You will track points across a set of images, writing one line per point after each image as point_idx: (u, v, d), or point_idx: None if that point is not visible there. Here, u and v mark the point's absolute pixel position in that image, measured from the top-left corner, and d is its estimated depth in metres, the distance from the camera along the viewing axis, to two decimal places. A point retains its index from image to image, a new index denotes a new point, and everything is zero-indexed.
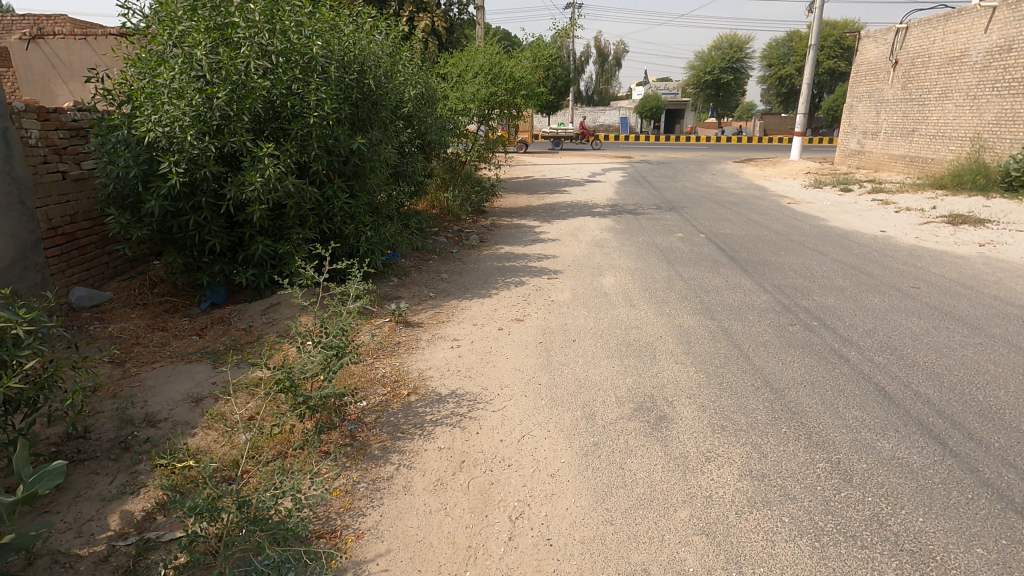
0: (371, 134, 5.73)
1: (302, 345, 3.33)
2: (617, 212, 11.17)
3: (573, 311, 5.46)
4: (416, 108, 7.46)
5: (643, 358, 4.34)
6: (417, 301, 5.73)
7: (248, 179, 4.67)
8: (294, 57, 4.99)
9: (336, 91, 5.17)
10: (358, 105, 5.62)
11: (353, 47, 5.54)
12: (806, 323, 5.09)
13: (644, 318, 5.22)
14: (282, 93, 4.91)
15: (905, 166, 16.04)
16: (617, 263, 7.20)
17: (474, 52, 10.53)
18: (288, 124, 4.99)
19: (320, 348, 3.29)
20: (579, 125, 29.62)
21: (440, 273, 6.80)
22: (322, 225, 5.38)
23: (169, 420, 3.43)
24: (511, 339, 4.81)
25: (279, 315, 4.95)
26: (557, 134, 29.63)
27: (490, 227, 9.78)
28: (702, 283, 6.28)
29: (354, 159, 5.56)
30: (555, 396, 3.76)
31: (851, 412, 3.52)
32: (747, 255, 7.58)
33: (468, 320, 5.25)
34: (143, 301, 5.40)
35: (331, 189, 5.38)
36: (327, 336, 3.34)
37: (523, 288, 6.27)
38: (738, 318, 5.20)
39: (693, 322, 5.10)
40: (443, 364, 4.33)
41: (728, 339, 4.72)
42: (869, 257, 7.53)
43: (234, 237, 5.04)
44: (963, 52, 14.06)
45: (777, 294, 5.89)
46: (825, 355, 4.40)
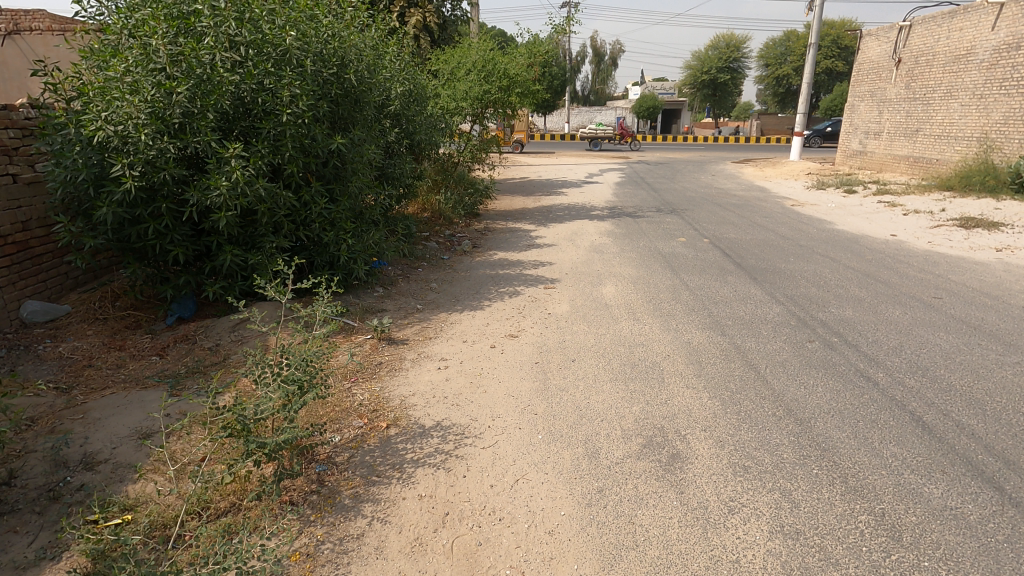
0: (353, 134, 5.29)
1: (260, 377, 2.85)
2: (616, 215, 10.77)
3: (572, 326, 5.03)
4: (404, 106, 7.02)
5: (650, 383, 3.92)
6: (403, 315, 5.30)
7: (213, 183, 4.22)
8: (265, 49, 4.56)
9: (312, 86, 4.73)
10: (338, 103, 5.19)
11: (332, 39, 5.10)
12: (826, 339, 4.68)
13: (649, 334, 4.80)
14: (252, 88, 4.47)
15: (909, 167, 15.70)
16: (618, 271, 6.77)
17: (467, 49, 10.09)
18: (259, 122, 4.54)
19: (280, 382, 2.78)
20: (621, 128, 29.17)
21: (429, 282, 6.36)
22: (299, 232, 4.94)
23: (111, 461, 2.99)
24: (504, 358, 4.38)
25: (250, 333, 4.51)
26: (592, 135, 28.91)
27: (484, 231, 9.33)
28: (710, 294, 5.87)
29: (334, 161, 5.12)
30: (553, 430, 3.34)
31: (889, 449, 3.09)
32: (755, 261, 7.17)
33: (457, 337, 4.81)
34: (103, 315, 4.94)
35: (309, 193, 4.94)
36: (288, 367, 2.86)
37: (517, 299, 5.84)
38: (751, 334, 4.79)
39: (702, 339, 4.69)
40: (429, 390, 3.89)
41: (742, 358, 4.30)
42: (884, 263, 7.13)
43: (201, 246, 4.58)
44: (969, 50, 13.74)
45: (791, 306, 5.49)
46: (850, 377, 3.99)
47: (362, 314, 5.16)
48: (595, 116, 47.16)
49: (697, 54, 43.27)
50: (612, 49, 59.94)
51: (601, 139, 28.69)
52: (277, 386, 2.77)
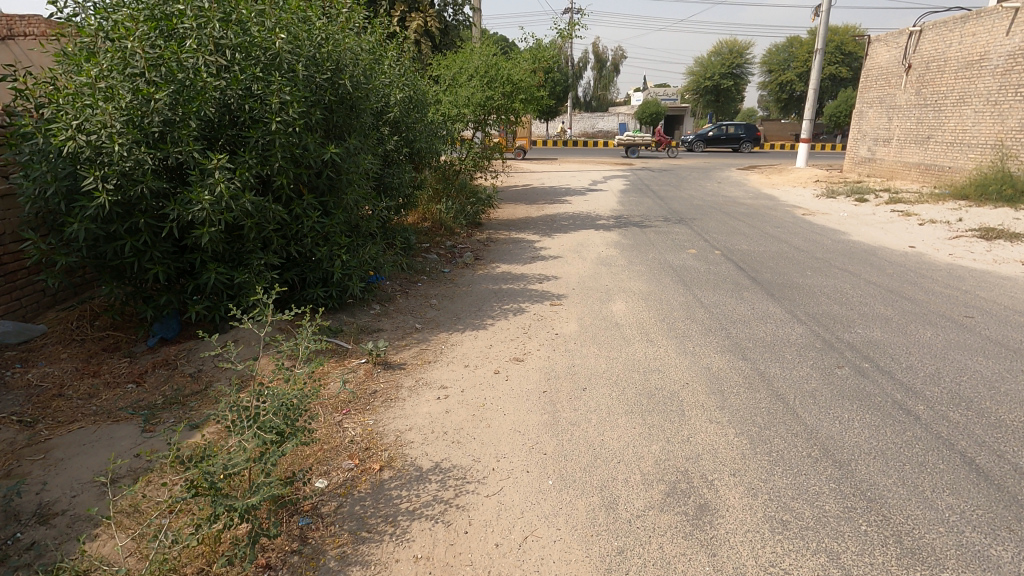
0: (349, 143, 4.98)
1: (233, 423, 2.52)
2: (622, 224, 10.46)
3: (582, 348, 4.69)
4: (403, 113, 6.71)
5: (669, 416, 3.58)
6: (401, 335, 4.97)
7: (195, 197, 3.90)
8: (254, 53, 4.27)
9: (304, 93, 4.43)
10: (334, 110, 4.88)
11: (326, 42, 4.81)
12: (856, 364, 4.33)
13: (665, 358, 4.46)
14: (239, 94, 4.17)
15: (920, 175, 15.39)
16: (627, 286, 6.44)
17: (469, 54, 9.80)
18: (246, 131, 4.23)
19: (255, 430, 2.47)
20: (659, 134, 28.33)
21: (429, 298, 6.03)
22: (289, 248, 4.63)
23: (68, 512, 2.65)
24: (509, 386, 4.05)
25: (236, 357, 4.19)
26: (631, 142, 28.45)
27: (487, 242, 9.00)
28: (726, 312, 5.54)
29: (328, 172, 4.81)
30: (564, 474, 3.00)
31: (944, 499, 2.75)
32: (771, 276, 6.83)
33: (458, 361, 4.48)
34: (80, 336, 4.61)
35: (300, 206, 4.63)
36: (265, 412, 2.53)
37: (522, 317, 5.51)
38: (775, 359, 4.45)
39: (722, 364, 4.34)
40: (428, 423, 3.55)
41: (767, 387, 3.96)
42: (906, 278, 6.79)
43: (183, 264, 4.26)
44: (983, 55, 13.44)
45: (814, 326, 5.15)
46: (888, 409, 3.64)
47: (356, 335, 4.83)
48: (598, 122, 46.93)
49: (700, 60, 43.09)
50: (614, 56, 59.84)
51: (637, 146, 28.23)
52: (253, 433, 2.46)
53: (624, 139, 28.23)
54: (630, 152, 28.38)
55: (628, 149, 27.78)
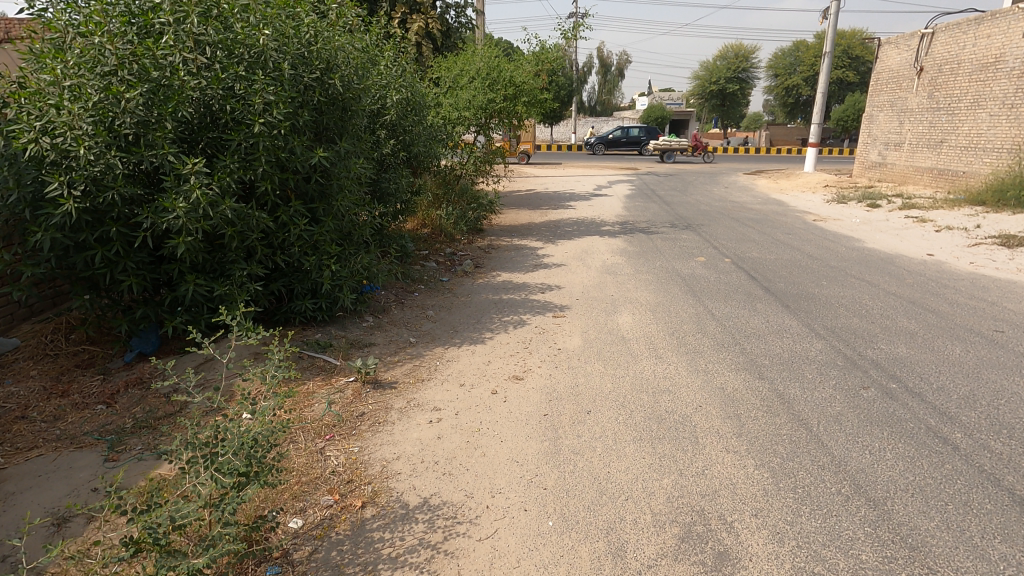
0: (341, 147, 4.70)
1: (188, 463, 2.22)
2: (628, 230, 10.16)
3: (586, 366, 4.37)
4: (400, 115, 6.44)
5: (682, 445, 3.27)
6: (393, 351, 4.67)
7: (169, 204, 3.63)
8: (237, 51, 4.02)
9: (290, 93, 4.17)
10: (324, 111, 4.61)
11: (317, 40, 4.54)
12: (882, 385, 4.01)
13: (675, 377, 4.15)
14: (220, 94, 3.91)
15: (933, 180, 15.02)
16: (633, 297, 6.12)
17: (470, 56, 9.55)
18: (227, 134, 3.97)
19: (212, 472, 2.17)
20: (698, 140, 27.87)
21: (426, 309, 5.75)
22: (275, 258, 4.36)
23: (9, 559, 2.38)
24: (507, 409, 3.74)
25: (215, 375, 3.91)
26: (669, 147, 28.33)
27: (488, 249, 8.72)
28: (739, 325, 5.22)
29: (317, 177, 4.53)
30: (566, 514, 2.69)
31: (997, 549, 2.43)
32: (785, 286, 6.50)
33: (453, 379, 4.18)
34: (53, 351, 4.34)
35: (287, 214, 4.36)
36: (224, 451, 2.24)
37: (523, 330, 5.21)
38: (794, 378, 4.13)
39: (738, 385, 4.02)
40: (418, 452, 3.25)
41: (788, 411, 3.63)
42: (928, 288, 6.45)
43: (160, 275, 3.99)
44: (998, 57, 13.10)
45: (834, 342, 4.82)
46: (922, 438, 3.32)
47: (346, 350, 4.54)
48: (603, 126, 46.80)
49: (706, 64, 42.83)
50: (618, 60, 59.66)
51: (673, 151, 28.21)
52: (209, 477, 2.16)
53: (662, 145, 28.05)
54: (665, 156, 28.32)
55: (664, 155, 27.80)
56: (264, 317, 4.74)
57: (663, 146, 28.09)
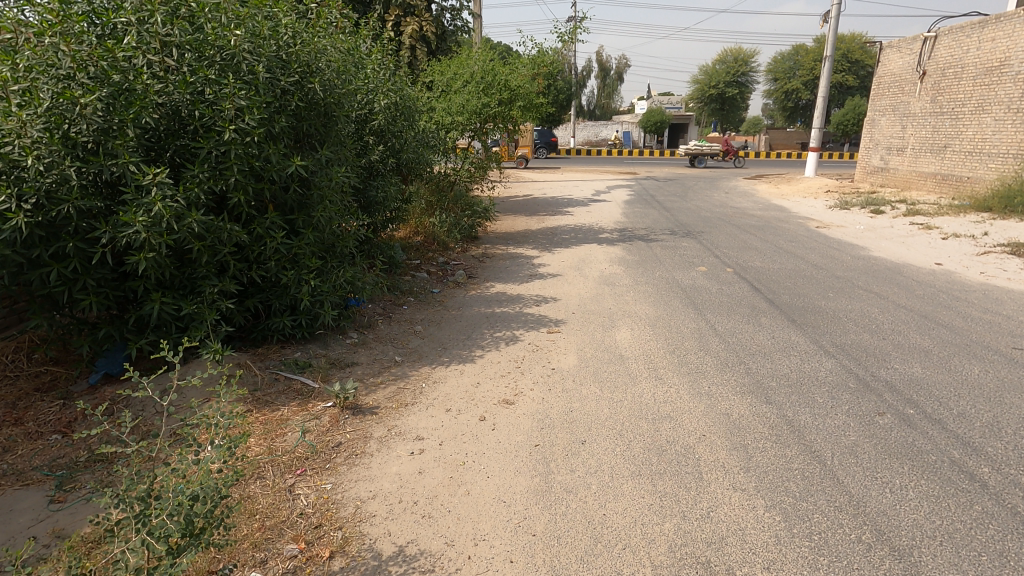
0: (321, 155, 4.44)
1: (116, 528, 1.97)
2: (627, 238, 9.91)
3: (581, 389, 4.09)
4: (388, 121, 6.18)
5: (685, 481, 2.99)
6: (377, 371, 4.40)
7: (129, 218, 3.38)
8: (207, 54, 3.80)
9: (265, 98, 3.93)
10: (304, 117, 4.35)
11: (297, 41, 4.28)
12: (899, 411, 3.73)
13: (677, 401, 3.87)
14: (188, 99, 3.68)
15: (936, 185, 14.78)
16: (631, 310, 5.85)
17: (465, 59, 9.29)
18: (196, 141, 3.73)
19: (140, 539, 1.93)
20: (726, 142, 27.28)
21: (414, 324, 5.48)
22: (250, 273, 4.11)
23: None
24: (496, 438, 3.47)
25: (183, 402, 3.64)
26: (699, 152, 27.62)
27: (482, 258, 8.45)
28: (743, 342, 4.96)
29: (295, 186, 4.28)
30: (557, 565, 2.42)
31: None
32: (790, 299, 6.23)
33: (439, 404, 3.90)
34: (13, 372, 4.04)
35: (262, 226, 4.10)
36: (159, 512, 1.99)
37: (515, 347, 4.93)
38: (804, 402, 3.85)
39: (744, 411, 3.73)
40: (396, 490, 2.97)
41: (799, 442, 3.35)
42: (939, 301, 6.18)
43: (124, 293, 3.72)
44: (1003, 61, 12.88)
45: (844, 361, 4.55)
46: (946, 473, 3.04)
47: (326, 371, 4.27)
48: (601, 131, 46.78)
49: (705, 68, 42.67)
50: (617, 64, 59.60)
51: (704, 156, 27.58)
52: (138, 544, 1.92)
53: (692, 151, 27.29)
54: (697, 162, 27.71)
55: (696, 160, 27.12)
56: (240, 334, 4.48)
57: (694, 151, 27.42)
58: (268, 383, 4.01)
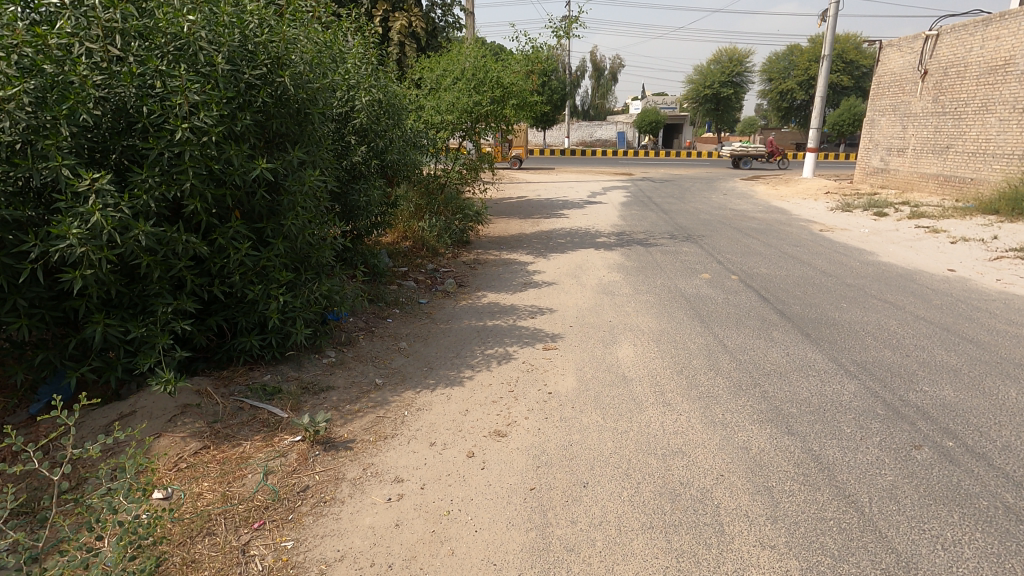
0: (293, 156, 4.00)
1: None
2: (625, 242, 9.52)
3: (581, 417, 3.67)
4: (372, 119, 5.73)
5: (706, 537, 2.57)
6: (354, 397, 3.96)
7: (61, 230, 2.95)
8: (157, 43, 3.39)
9: (225, 92, 3.50)
10: (274, 115, 3.89)
11: (266, 29, 3.81)
12: (937, 443, 3.34)
13: (688, 433, 3.45)
14: (134, 93, 3.26)
15: (938, 187, 14.50)
16: (633, 323, 5.44)
17: (455, 55, 8.85)
18: (144, 141, 3.30)
19: None
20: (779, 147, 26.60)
21: (399, 339, 5.05)
22: (210, 289, 3.68)
23: None
24: (485, 479, 3.05)
25: (129, 439, 3.21)
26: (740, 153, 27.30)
27: (474, 264, 8.02)
28: (756, 360, 4.57)
29: (262, 191, 3.84)
30: None
31: None
32: (802, 309, 5.84)
33: (421, 437, 3.48)
34: None
35: (223, 235, 3.67)
36: None
37: (508, 367, 4.50)
38: (830, 433, 3.45)
39: (765, 444, 3.32)
40: (368, 549, 2.54)
41: (830, 483, 2.95)
42: (959, 311, 5.82)
43: (63, 314, 3.28)
44: (1007, 60, 12.59)
45: (868, 383, 4.15)
46: (1004, 524, 2.65)
47: (297, 398, 3.83)
48: (595, 131, 46.56)
49: (700, 68, 42.44)
50: (612, 62, 59.64)
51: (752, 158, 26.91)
52: None
53: (738, 151, 26.89)
54: (745, 162, 27.45)
55: (739, 161, 26.40)
56: (204, 355, 4.04)
57: (740, 152, 27.31)
58: (231, 413, 3.57)
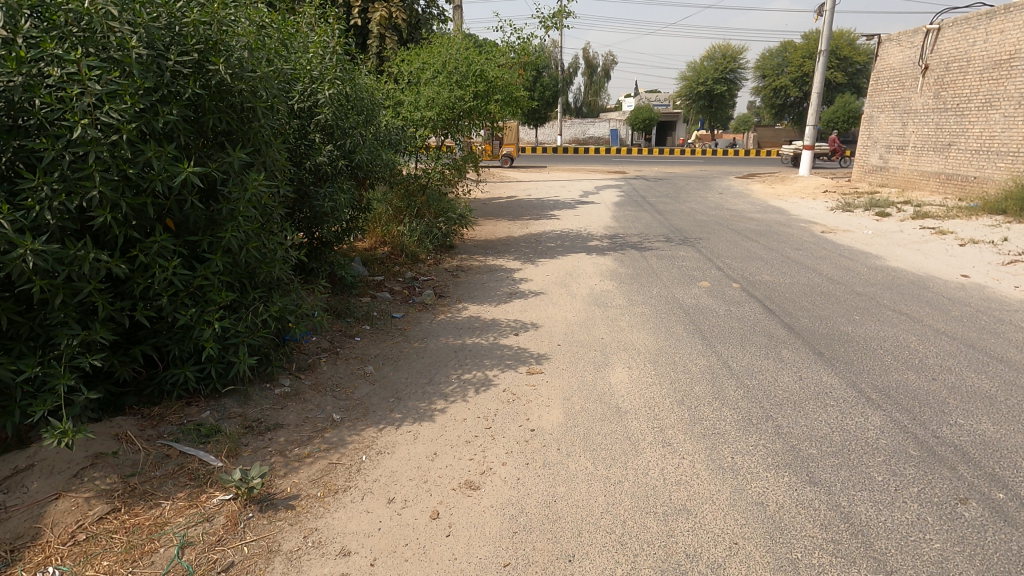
0: (234, 157, 3.43)
1: None
2: (618, 246, 9.01)
3: (568, 463, 3.13)
4: (337, 115, 5.13)
5: None
6: (305, 437, 3.41)
7: None
8: (56, 23, 2.84)
9: (141, 82, 2.94)
10: (210, 109, 3.31)
11: (197, 7, 3.22)
12: (987, 495, 2.84)
13: (694, 484, 2.93)
14: (24, 82, 2.69)
15: (939, 185, 14.10)
16: (627, 342, 4.90)
17: (436, 47, 8.27)
18: (38, 141, 2.73)
19: None
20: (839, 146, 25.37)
21: (367, 362, 4.51)
22: (131, 314, 3.11)
23: None
24: (450, 551, 2.51)
25: (19, 501, 2.64)
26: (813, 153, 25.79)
27: (456, 271, 7.47)
28: (766, 386, 4.05)
29: (195, 199, 3.28)
30: None
31: None
32: (812, 323, 5.33)
33: (378, 491, 2.93)
34: None
35: (145, 252, 3.10)
36: None
37: (486, 396, 3.96)
38: (859, 482, 2.93)
39: (784, 499, 2.80)
40: None
41: (867, 554, 2.44)
42: (981, 324, 5.34)
43: None
44: (1012, 54, 12.18)
45: (894, 414, 3.65)
46: None
47: (236, 441, 3.28)
48: (587, 129, 46.23)
49: (693, 65, 42.01)
50: (604, 61, 59.22)
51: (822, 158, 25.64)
52: None
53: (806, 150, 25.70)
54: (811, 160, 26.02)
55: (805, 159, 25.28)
56: (134, 388, 3.50)
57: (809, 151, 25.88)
58: (153, 463, 3.02)
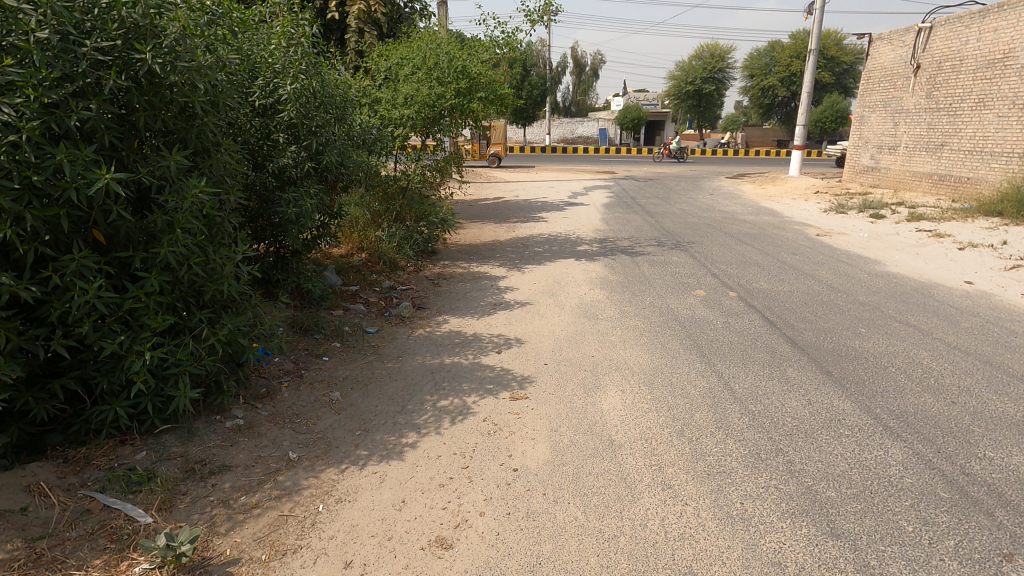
0: (171, 160, 2.98)
1: None
2: (608, 250, 8.65)
3: (555, 512, 2.73)
4: (303, 112, 4.67)
5: None
6: (255, 482, 2.97)
7: None
8: None
9: (48, 72, 2.52)
10: (140, 105, 2.88)
11: None
12: None
13: (700, 540, 2.53)
14: None
15: (932, 186, 13.92)
16: (620, 360, 4.51)
17: (415, 41, 7.83)
18: None
19: None
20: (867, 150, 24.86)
21: (334, 386, 4.08)
22: (44, 344, 2.66)
23: None
24: None
25: None
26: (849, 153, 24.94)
27: (438, 279, 7.07)
28: (774, 413, 3.67)
29: (122, 209, 2.83)
30: None
31: None
32: (816, 337, 4.98)
33: (334, 552, 2.51)
34: None
35: (59, 270, 2.65)
36: None
37: (465, 427, 3.54)
38: (888, 535, 2.56)
39: (805, 558, 2.42)
40: None
41: None
42: (994, 336, 5.02)
43: None
44: (1007, 53, 11.98)
45: (916, 446, 3.29)
46: None
47: (173, 489, 2.83)
48: (576, 128, 45.93)
49: (682, 64, 41.87)
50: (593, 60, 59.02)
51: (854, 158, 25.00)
52: None
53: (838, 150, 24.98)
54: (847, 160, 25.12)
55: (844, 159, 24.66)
56: (59, 426, 3.05)
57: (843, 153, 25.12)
58: (70, 522, 2.57)
